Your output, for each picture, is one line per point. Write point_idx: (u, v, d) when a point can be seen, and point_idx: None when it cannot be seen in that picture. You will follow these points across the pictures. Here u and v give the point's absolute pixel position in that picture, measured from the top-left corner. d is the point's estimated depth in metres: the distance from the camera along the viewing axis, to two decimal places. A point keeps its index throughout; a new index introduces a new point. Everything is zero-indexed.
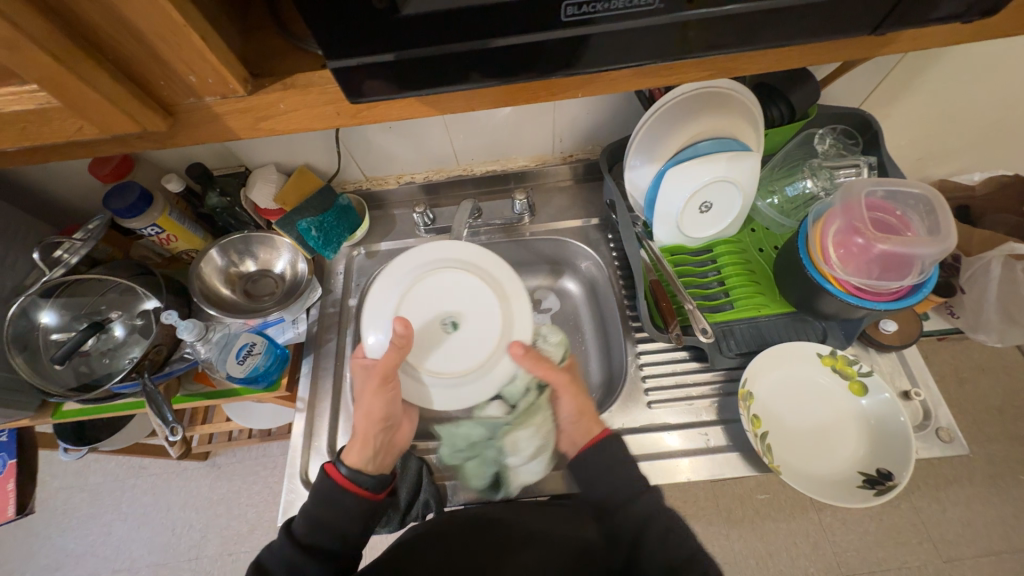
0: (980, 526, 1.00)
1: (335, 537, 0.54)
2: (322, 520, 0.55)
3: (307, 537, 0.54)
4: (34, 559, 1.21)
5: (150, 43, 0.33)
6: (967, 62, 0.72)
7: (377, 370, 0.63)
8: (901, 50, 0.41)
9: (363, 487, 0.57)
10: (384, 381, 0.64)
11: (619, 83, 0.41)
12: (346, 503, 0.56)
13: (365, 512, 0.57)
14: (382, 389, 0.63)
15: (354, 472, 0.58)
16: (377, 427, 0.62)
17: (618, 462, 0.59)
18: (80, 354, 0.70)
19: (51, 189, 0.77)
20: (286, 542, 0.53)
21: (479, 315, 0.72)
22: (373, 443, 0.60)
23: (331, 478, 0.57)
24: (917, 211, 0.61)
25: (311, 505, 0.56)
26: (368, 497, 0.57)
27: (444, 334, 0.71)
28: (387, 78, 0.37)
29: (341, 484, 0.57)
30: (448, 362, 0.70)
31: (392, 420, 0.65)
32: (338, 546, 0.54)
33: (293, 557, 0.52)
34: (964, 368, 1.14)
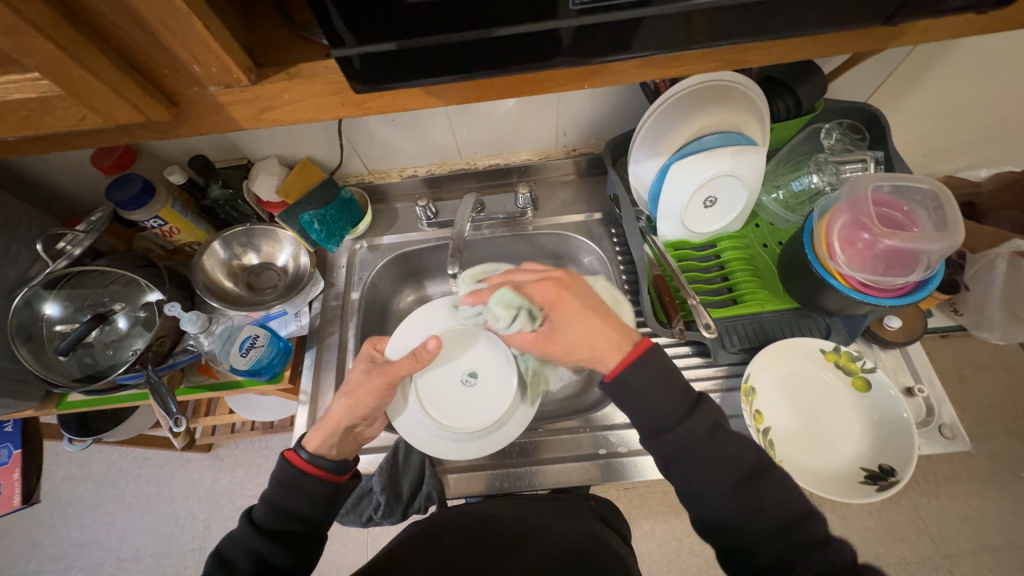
0: (978, 522, 1.00)
1: (296, 521, 0.54)
2: (285, 505, 0.54)
3: (270, 522, 0.52)
4: (40, 548, 1.22)
5: (154, 32, 0.33)
6: (976, 56, 0.71)
7: (389, 371, 0.62)
8: (912, 42, 0.40)
9: (328, 470, 0.57)
10: (388, 386, 0.62)
11: (626, 74, 0.41)
12: (309, 487, 0.55)
13: (327, 494, 0.57)
14: (383, 392, 0.62)
15: (317, 457, 0.57)
16: (348, 420, 0.60)
17: (654, 382, 0.48)
18: (84, 346, 0.70)
19: (53, 180, 0.77)
20: (246, 530, 0.51)
21: (488, 355, 0.72)
22: (338, 432, 0.60)
23: (292, 465, 0.56)
24: (924, 206, 0.61)
25: (272, 490, 0.55)
26: (328, 479, 0.57)
27: (466, 389, 0.69)
28: (392, 69, 0.36)
29: (304, 471, 0.56)
30: (493, 404, 0.68)
31: (371, 416, 0.64)
32: (301, 529, 0.54)
33: (256, 544, 0.51)
34: (965, 365, 1.14)
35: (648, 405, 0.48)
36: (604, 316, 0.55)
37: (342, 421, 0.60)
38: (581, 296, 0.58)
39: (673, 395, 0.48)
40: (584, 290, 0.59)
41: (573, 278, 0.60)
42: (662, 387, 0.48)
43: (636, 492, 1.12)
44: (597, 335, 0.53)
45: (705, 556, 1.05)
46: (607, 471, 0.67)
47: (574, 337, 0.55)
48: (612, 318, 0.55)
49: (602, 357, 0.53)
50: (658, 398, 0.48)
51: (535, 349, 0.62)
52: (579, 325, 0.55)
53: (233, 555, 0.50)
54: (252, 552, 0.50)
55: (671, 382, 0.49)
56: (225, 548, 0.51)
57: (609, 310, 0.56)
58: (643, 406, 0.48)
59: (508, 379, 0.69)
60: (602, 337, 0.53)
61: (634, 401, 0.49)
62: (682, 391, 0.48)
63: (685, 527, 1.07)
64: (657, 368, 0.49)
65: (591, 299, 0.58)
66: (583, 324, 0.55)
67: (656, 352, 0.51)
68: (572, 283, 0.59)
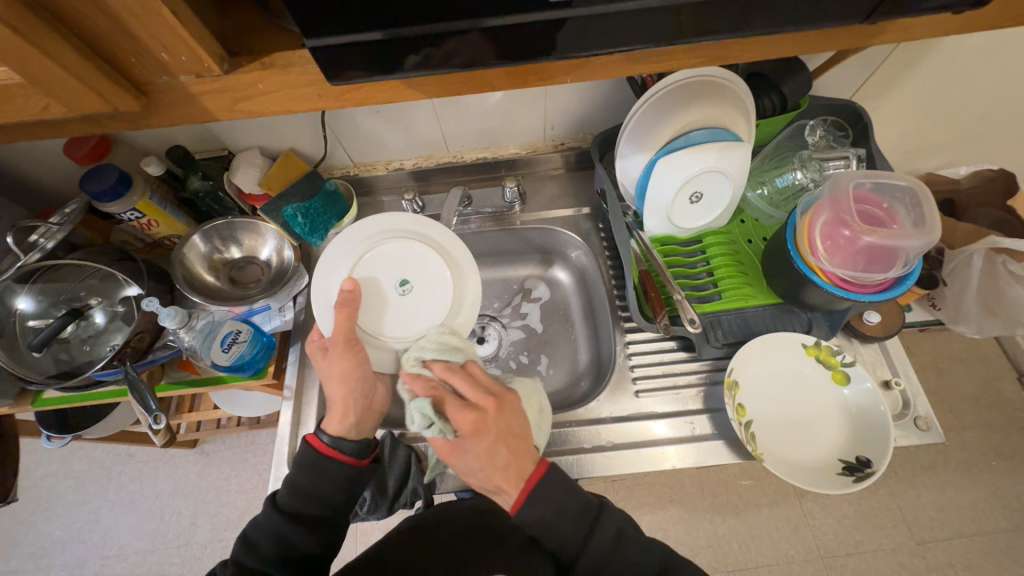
0: (953, 511, 1.03)
1: (318, 504, 0.55)
2: (309, 489, 0.54)
3: (294, 506, 0.54)
4: (21, 547, 1.20)
5: (119, 18, 0.32)
6: (959, 53, 0.72)
7: (338, 336, 0.59)
8: (892, 40, 0.40)
9: (349, 454, 0.56)
10: (349, 344, 0.60)
11: (609, 68, 0.41)
12: (330, 471, 0.55)
13: (350, 479, 0.57)
14: (348, 351, 0.59)
15: (338, 440, 0.57)
16: (353, 393, 0.59)
17: (561, 500, 0.50)
18: (60, 342, 0.68)
19: (24, 171, 0.75)
20: (271, 512, 0.54)
21: (404, 257, 0.68)
22: (354, 410, 0.59)
23: (314, 449, 0.56)
24: (903, 203, 0.62)
25: (296, 474, 0.55)
26: (352, 463, 0.56)
27: (408, 299, 0.67)
28: (369, 59, 0.35)
29: (327, 454, 0.56)
30: (439, 289, 0.67)
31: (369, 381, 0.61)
32: (323, 513, 0.55)
33: (280, 527, 0.53)
34: (943, 358, 1.16)
35: (553, 530, 0.49)
36: (511, 453, 0.51)
37: (348, 397, 0.58)
38: (502, 427, 0.52)
39: (578, 511, 0.50)
40: (510, 420, 0.53)
41: (500, 406, 0.53)
42: (564, 507, 0.50)
43: (624, 484, 1.13)
44: (496, 472, 0.51)
45: (692, 546, 1.07)
46: (591, 465, 0.67)
47: (475, 470, 0.51)
48: (520, 453, 0.52)
49: (502, 489, 0.51)
50: (559, 524, 0.49)
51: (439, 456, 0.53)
52: (482, 459, 0.51)
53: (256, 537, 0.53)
54: (276, 535, 0.53)
55: (569, 503, 0.50)
56: (250, 531, 0.54)
57: (523, 439, 0.53)
58: (549, 530, 0.49)
59: (435, 266, 0.67)
60: (501, 474, 0.51)
61: (540, 527, 0.49)
62: (584, 507, 0.50)
63: (672, 518, 1.09)
64: (553, 496, 0.50)
65: (513, 431, 0.52)
66: (486, 460, 0.51)
67: (557, 475, 0.51)
68: (494, 414, 0.52)
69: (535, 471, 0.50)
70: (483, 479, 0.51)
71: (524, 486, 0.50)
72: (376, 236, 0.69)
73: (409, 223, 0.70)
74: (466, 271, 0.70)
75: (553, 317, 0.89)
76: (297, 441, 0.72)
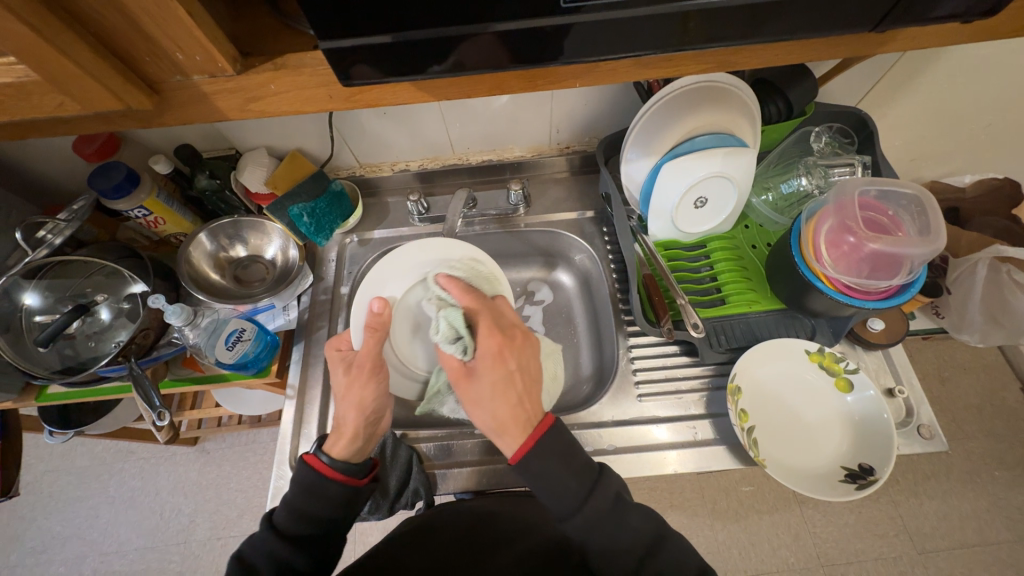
0: (955, 521, 1.03)
1: (315, 524, 0.55)
2: (303, 509, 0.55)
3: (290, 528, 0.54)
4: (21, 542, 1.20)
5: (135, 18, 0.32)
6: (966, 62, 0.72)
7: (366, 359, 0.59)
8: (900, 48, 0.40)
9: (347, 474, 0.57)
10: (373, 370, 0.60)
11: (617, 73, 0.41)
12: (329, 491, 0.56)
13: (346, 498, 0.57)
14: (373, 379, 0.60)
15: (338, 461, 0.57)
16: (362, 421, 0.58)
17: (564, 455, 0.49)
18: (65, 337, 0.69)
19: (33, 167, 0.75)
20: (268, 535, 0.54)
21: None
22: (362, 436, 0.58)
23: (312, 469, 0.56)
24: (908, 211, 0.62)
25: (295, 495, 0.55)
26: (348, 483, 0.57)
27: None
28: (378, 62, 0.36)
29: (325, 474, 0.56)
30: None
31: (381, 410, 0.61)
32: (321, 531, 0.56)
33: (277, 549, 0.53)
34: (947, 367, 1.16)
35: (554, 489, 0.48)
36: (526, 394, 0.52)
37: (354, 427, 0.58)
38: (519, 362, 0.54)
39: (578, 472, 0.49)
40: (527, 362, 0.54)
41: (522, 342, 0.55)
42: (564, 465, 0.49)
43: None
44: (506, 407, 0.50)
45: None
46: None
47: (480, 400, 0.52)
48: (534, 400, 0.52)
49: (506, 436, 0.50)
50: (559, 486, 0.48)
51: (452, 377, 0.55)
52: (494, 387, 0.51)
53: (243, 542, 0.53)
54: (273, 557, 0.52)
55: (571, 460, 0.49)
56: (245, 553, 0.54)
57: (540, 390, 0.53)
58: (549, 489, 0.48)
59: None
60: (511, 412, 0.50)
61: (541, 484, 0.48)
62: (583, 469, 0.49)
63: (672, 523, 1.09)
64: (558, 447, 0.49)
65: (528, 372, 0.54)
66: (496, 393, 0.51)
67: (560, 431, 0.50)
68: (518, 349, 0.54)
69: (543, 422, 0.50)
70: (491, 415, 0.51)
71: (533, 434, 0.49)
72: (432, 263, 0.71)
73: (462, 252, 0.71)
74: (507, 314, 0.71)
75: (556, 319, 0.89)
76: (298, 440, 0.72)
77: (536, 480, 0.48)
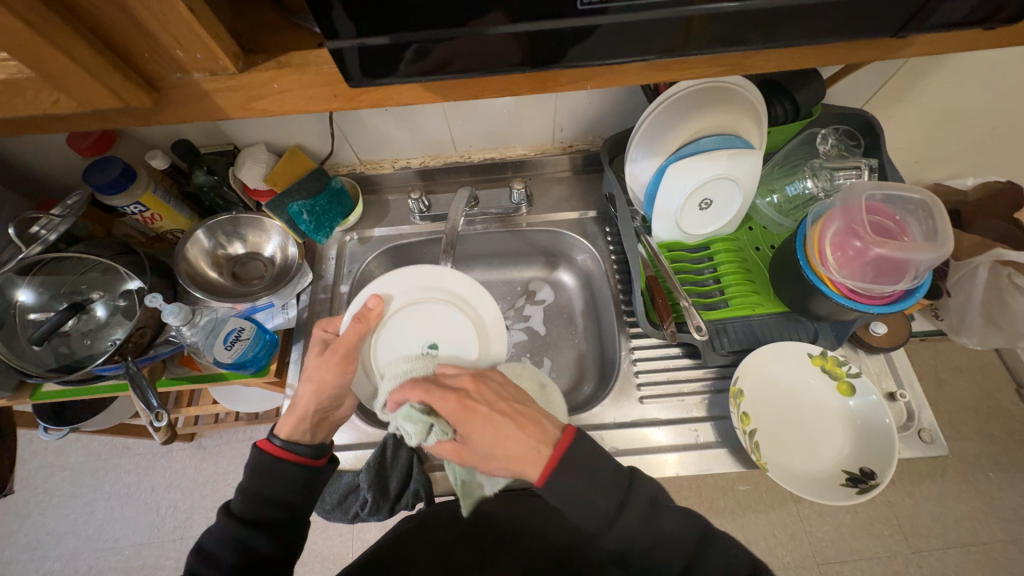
0: (950, 521, 1.04)
1: (275, 507, 0.56)
2: (261, 491, 0.55)
3: (246, 511, 0.54)
4: (15, 537, 1.19)
5: (133, 13, 0.31)
6: (972, 66, 0.71)
7: (339, 346, 0.59)
8: (916, 54, 0.40)
9: (303, 455, 0.58)
10: (346, 360, 0.60)
11: (628, 75, 0.40)
12: (285, 473, 0.57)
13: (306, 479, 0.58)
14: (343, 367, 0.60)
15: (291, 443, 0.58)
16: (315, 404, 0.59)
17: (589, 465, 0.49)
18: (60, 335, 0.68)
19: (27, 161, 0.74)
20: (222, 519, 0.54)
21: (445, 321, 0.65)
22: (311, 419, 0.59)
23: (264, 452, 0.57)
24: (915, 215, 0.61)
25: (248, 479, 0.56)
26: (305, 463, 0.58)
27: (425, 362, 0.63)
28: (386, 63, 0.35)
29: (279, 456, 0.57)
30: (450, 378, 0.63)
31: (340, 398, 0.61)
32: (282, 515, 0.56)
33: (236, 534, 0.53)
34: (943, 368, 1.17)
35: (582, 505, 0.48)
36: (515, 417, 0.51)
37: (309, 409, 0.59)
38: (489, 400, 0.53)
39: (606, 487, 0.48)
40: (495, 392, 0.54)
41: (474, 382, 0.54)
42: (593, 480, 0.48)
43: None
44: (511, 445, 0.50)
45: None
46: None
47: (487, 453, 0.51)
48: (527, 418, 0.52)
49: (524, 467, 0.50)
50: (593, 496, 0.47)
51: (454, 457, 0.53)
52: (487, 437, 0.50)
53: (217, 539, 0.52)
54: (235, 542, 0.52)
55: (598, 471, 0.48)
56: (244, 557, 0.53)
57: (526, 407, 0.53)
58: (579, 506, 0.48)
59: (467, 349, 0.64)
60: (519, 444, 0.50)
61: (570, 504, 0.48)
62: (613, 480, 0.48)
63: None
64: (583, 458, 0.49)
65: (502, 401, 0.53)
66: (495, 437, 0.50)
67: (581, 441, 0.50)
68: (475, 389, 0.54)
69: (564, 437, 0.50)
70: (505, 460, 0.50)
71: (553, 453, 0.49)
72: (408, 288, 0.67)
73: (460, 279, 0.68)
74: (495, 348, 0.66)
75: (558, 319, 0.88)
76: None
77: (563, 497, 0.48)
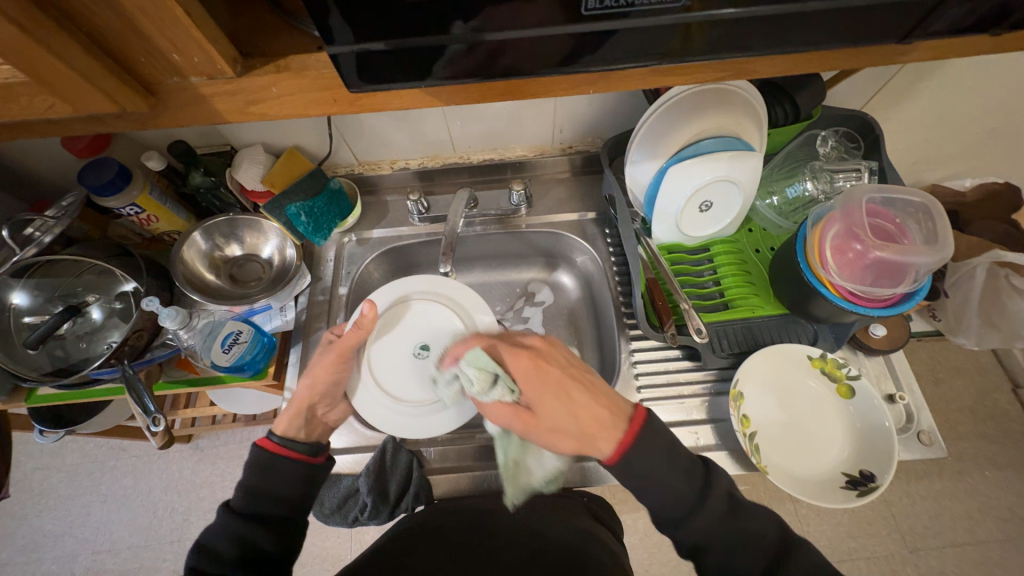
0: (947, 520, 1.04)
1: (276, 504, 0.55)
2: (262, 487, 0.55)
3: (249, 507, 0.54)
4: (11, 540, 1.18)
5: (130, 17, 0.31)
6: (971, 68, 0.71)
7: (342, 343, 0.64)
8: (919, 60, 0.40)
9: (302, 452, 0.58)
10: (342, 358, 0.65)
11: (632, 80, 0.40)
12: (285, 469, 0.57)
13: (304, 476, 0.58)
14: (338, 364, 0.64)
15: (287, 439, 0.59)
16: (312, 398, 0.62)
17: (664, 449, 0.49)
18: (55, 338, 0.67)
19: (20, 162, 0.73)
20: (224, 515, 0.53)
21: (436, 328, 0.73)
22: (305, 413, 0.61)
23: (263, 449, 0.57)
24: (916, 218, 0.61)
25: (248, 476, 0.56)
26: (304, 459, 0.58)
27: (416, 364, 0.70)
28: (387, 68, 0.35)
29: (275, 452, 0.57)
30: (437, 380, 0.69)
31: (332, 395, 0.65)
32: (283, 512, 0.55)
33: (238, 529, 0.52)
34: (941, 368, 1.17)
35: (658, 489, 0.48)
36: (587, 386, 0.54)
37: (305, 402, 0.61)
38: (561, 369, 0.56)
39: (685, 471, 0.49)
40: (562, 356, 0.58)
41: (547, 345, 0.58)
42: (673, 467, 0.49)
43: None
44: (585, 414, 0.52)
45: None
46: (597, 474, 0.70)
47: (559, 423, 0.53)
48: (599, 391, 0.54)
49: (596, 442, 0.51)
50: (672, 479, 0.48)
51: (519, 424, 0.55)
52: (561, 405, 0.53)
53: (214, 543, 0.51)
54: (245, 543, 0.52)
55: (676, 459, 0.49)
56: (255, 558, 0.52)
57: (597, 380, 0.56)
58: (653, 487, 0.48)
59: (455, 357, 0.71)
60: (591, 415, 0.52)
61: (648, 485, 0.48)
62: (688, 466, 0.49)
63: None
64: (658, 444, 0.50)
65: (572, 368, 0.56)
66: (566, 402, 0.53)
67: (654, 423, 0.51)
68: (547, 351, 0.57)
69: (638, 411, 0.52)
70: (580, 432, 0.52)
71: (629, 428, 0.50)
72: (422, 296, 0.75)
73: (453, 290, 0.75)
74: None
75: (557, 321, 0.88)
76: None
77: (637, 480, 0.49)
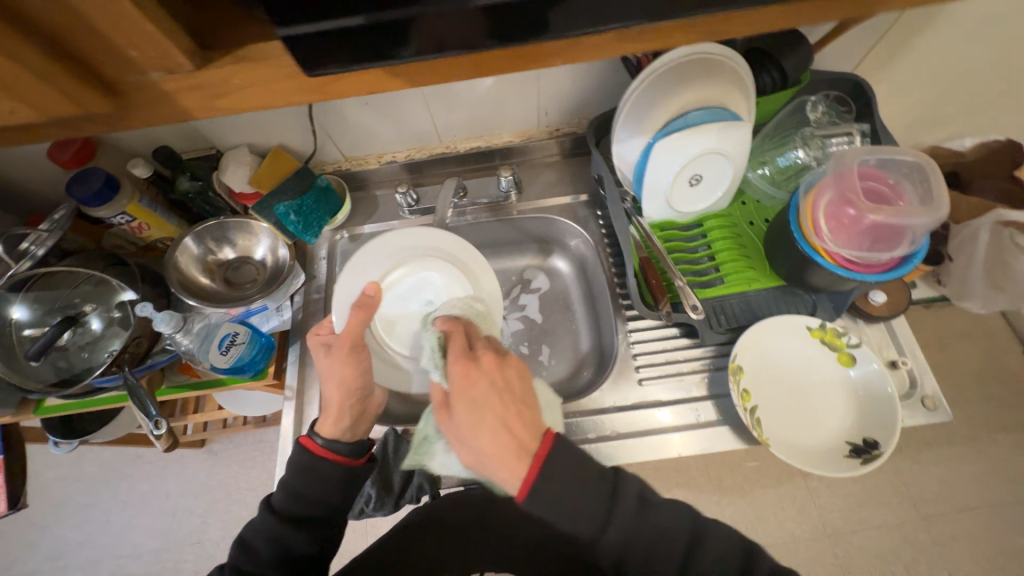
0: (957, 485, 1.03)
1: (316, 505, 0.56)
2: (301, 490, 0.56)
3: (291, 510, 0.55)
4: (36, 548, 1.22)
5: (81, 13, 0.30)
6: (963, 20, 0.69)
7: (346, 339, 0.60)
8: (896, 7, 0.38)
9: (346, 454, 0.57)
10: (354, 349, 0.61)
11: (601, 49, 0.39)
12: (326, 472, 0.56)
13: (343, 479, 0.58)
14: (354, 356, 0.60)
15: (332, 441, 0.57)
16: (350, 397, 0.60)
17: (575, 469, 0.44)
18: (57, 349, 0.68)
19: (10, 177, 0.73)
20: (268, 517, 0.55)
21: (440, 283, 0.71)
22: (347, 413, 0.59)
23: (308, 450, 0.57)
24: (910, 179, 0.60)
25: (290, 477, 0.56)
26: (345, 462, 0.58)
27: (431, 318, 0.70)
28: (348, 48, 0.35)
29: (320, 455, 0.57)
30: None
31: (365, 390, 0.61)
32: (323, 514, 0.56)
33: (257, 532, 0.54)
34: (948, 334, 1.15)
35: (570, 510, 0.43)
36: (510, 408, 0.47)
37: (343, 402, 0.59)
38: (495, 382, 0.49)
39: (595, 482, 0.45)
40: (504, 377, 0.50)
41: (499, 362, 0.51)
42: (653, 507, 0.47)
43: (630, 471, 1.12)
44: (491, 433, 0.46)
45: None
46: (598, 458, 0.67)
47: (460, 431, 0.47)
48: (525, 416, 0.47)
49: (497, 463, 0.45)
50: (581, 499, 0.44)
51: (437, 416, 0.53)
52: (466, 416, 0.47)
53: None
54: None
55: (585, 474, 0.44)
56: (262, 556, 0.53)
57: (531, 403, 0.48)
58: (567, 512, 0.44)
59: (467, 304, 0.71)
60: (499, 435, 0.45)
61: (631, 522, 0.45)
62: (601, 476, 0.45)
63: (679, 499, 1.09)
64: (567, 463, 0.44)
65: (506, 391, 0.49)
66: (472, 416, 0.47)
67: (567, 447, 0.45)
68: (491, 366, 0.50)
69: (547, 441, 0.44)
70: (477, 446, 0.46)
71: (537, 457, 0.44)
72: (410, 253, 0.72)
73: (441, 241, 0.73)
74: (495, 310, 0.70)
75: (553, 307, 0.88)
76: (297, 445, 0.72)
77: (549, 504, 0.43)
